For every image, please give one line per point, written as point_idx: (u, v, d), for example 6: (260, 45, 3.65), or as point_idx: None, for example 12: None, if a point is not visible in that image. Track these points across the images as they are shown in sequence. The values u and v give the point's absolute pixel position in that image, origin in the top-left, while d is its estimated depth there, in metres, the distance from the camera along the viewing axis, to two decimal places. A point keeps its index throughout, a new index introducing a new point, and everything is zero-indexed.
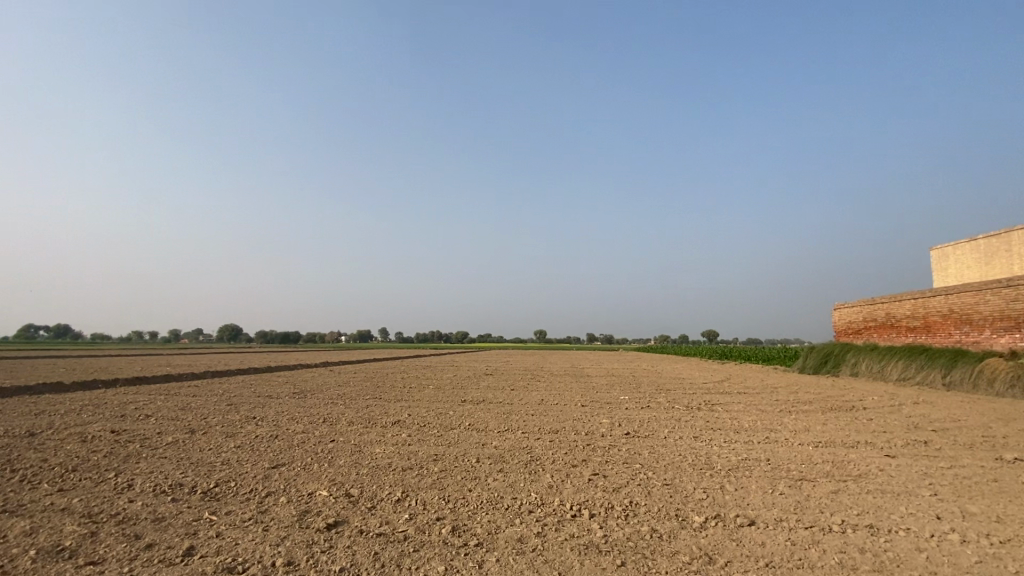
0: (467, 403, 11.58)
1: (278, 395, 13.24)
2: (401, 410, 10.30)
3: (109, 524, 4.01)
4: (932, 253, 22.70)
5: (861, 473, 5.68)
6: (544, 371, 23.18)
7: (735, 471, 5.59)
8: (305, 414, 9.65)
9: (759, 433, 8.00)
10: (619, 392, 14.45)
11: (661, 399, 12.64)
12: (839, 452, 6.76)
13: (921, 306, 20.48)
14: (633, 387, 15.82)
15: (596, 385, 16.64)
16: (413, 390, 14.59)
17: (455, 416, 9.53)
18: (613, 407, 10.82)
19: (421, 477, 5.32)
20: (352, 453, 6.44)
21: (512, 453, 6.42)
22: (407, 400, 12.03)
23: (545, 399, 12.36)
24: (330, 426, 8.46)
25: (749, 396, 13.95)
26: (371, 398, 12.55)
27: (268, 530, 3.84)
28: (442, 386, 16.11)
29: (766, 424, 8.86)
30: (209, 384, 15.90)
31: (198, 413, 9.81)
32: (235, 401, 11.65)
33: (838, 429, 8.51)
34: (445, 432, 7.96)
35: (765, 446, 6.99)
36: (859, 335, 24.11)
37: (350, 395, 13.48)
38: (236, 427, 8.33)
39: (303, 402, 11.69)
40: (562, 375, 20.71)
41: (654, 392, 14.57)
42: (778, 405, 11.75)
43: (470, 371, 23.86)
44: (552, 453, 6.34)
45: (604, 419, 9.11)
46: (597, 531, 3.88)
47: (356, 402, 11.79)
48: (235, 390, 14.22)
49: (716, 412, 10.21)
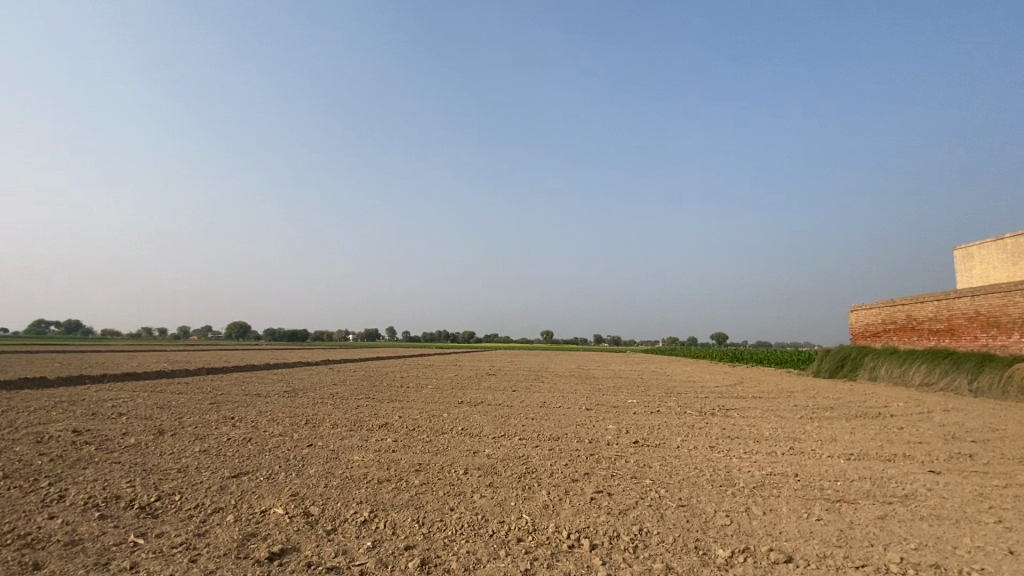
0: (464, 405, 10.87)
1: (267, 393, 12.63)
2: (392, 412, 9.62)
3: (11, 547, 3.33)
4: (955, 253, 21.68)
5: (907, 493, 4.88)
6: (548, 372, 22.47)
7: (761, 489, 4.82)
8: (288, 415, 8.99)
9: (782, 443, 7.21)
10: (626, 395, 13.71)
11: (671, 403, 11.87)
12: (875, 466, 5.95)
13: (944, 308, 19.51)
14: (641, 390, 15.05)
15: (603, 387, 15.87)
16: (409, 391, 13.90)
17: (449, 420, 8.83)
18: (620, 411, 10.07)
19: (397, 492, 4.61)
20: (327, 461, 5.75)
21: (506, 463, 5.69)
22: (401, 401, 11.35)
23: (547, 402, 11.65)
24: (311, 428, 7.79)
25: (765, 400, 13.13)
26: (364, 398, 11.89)
27: (196, 561, 3.15)
28: (442, 386, 15.43)
29: (788, 433, 8.06)
30: (200, 381, 15.32)
31: (175, 412, 9.22)
32: (219, 400, 11.02)
33: (869, 439, 7.69)
34: (435, 437, 7.24)
35: (791, 459, 6.21)
36: (878, 338, 23.10)
37: (343, 394, 12.84)
38: (210, 428, 7.69)
39: (290, 402, 11.04)
40: (566, 377, 19.93)
41: (663, 396, 13.78)
42: (798, 411, 10.92)
43: (472, 370, 23.20)
44: (550, 464, 5.61)
45: (610, 425, 8.36)
46: (599, 568, 3.15)
47: (346, 402, 11.12)
48: (225, 388, 13.62)
49: (732, 419, 9.42)
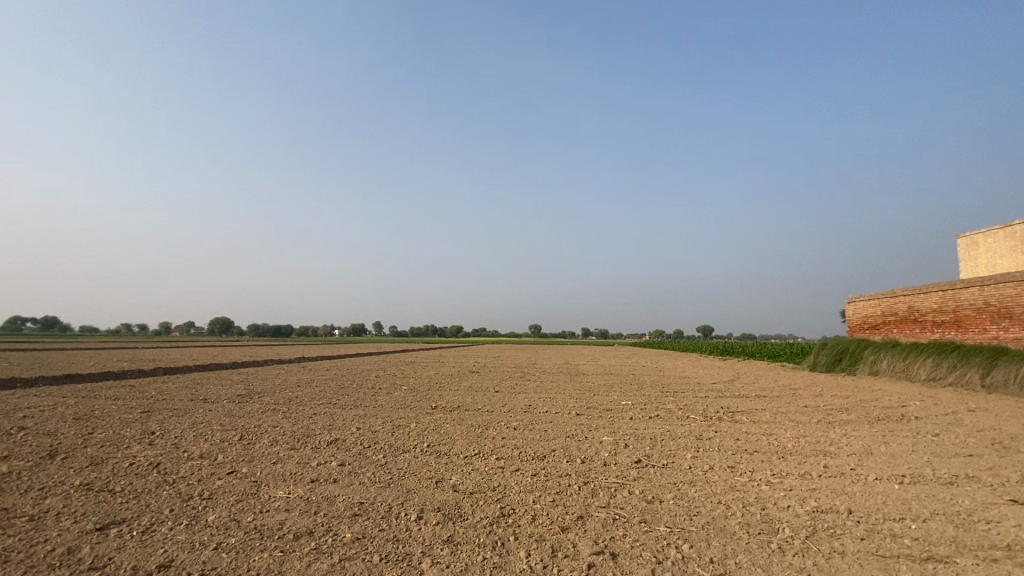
0: (436, 411, 9.52)
1: (216, 398, 11.19)
2: (352, 422, 8.23)
3: None
4: (959, 241, 20.78)
5: (1007, 542, 3.65)
6: (535, 369, 21.25)
7: (816, 541, 3.55)
8: (224, 428, 7.56)
9: (814, 460, 5.97)
10: (620, 395, 12.45)
11: (670, 405, 10.66)
12: (941, 495, 4.73)
13: (950, 299, 18.58)
14: (635, 389, 13.83)
15: (593, 386, 14.64)
16: (379, 393, 12.52)
17: (416, 431, 7.48)
18: (615, 417, 8.81)
19: (314, 559, 3.25)
20: (237, 502, 4.34)
21: (475, 501, 4.37)
22: (364, 407, 9.94)
23: (533, 405, 10.37)
24: (242, 448, 6.37)
25: (771, 400, 11.96)
26: (323, 403, 10.47)
27: None
28: (417, 387, 14.04)
29: (815, 445, 6.83)
30: (147, 383, 13.77)
31: (87, 427, 7.72)
32: (153, 408, 9.51)
33: (912, 453, 6.50)
34: (393, 458, 5.88)
35: (835, 486, 4.96)
36: (878, 331, 22.18)
37: (304, 398, 11.41)
38: (115, 450, 6.24)
39: (236, 410, 9.60)
40: (553, 374, 18.67)
41: (659, 396, 12.58)
42: (812, 414, 9.73)
43: (455, 367, 21.77)
44: (533, 502, 4.29)
45: (604, 437, 7.07)
46: None
47: (300, 409, 9.69)
48: (170, 392, 12.10)
49: (742, 426, 8.21)
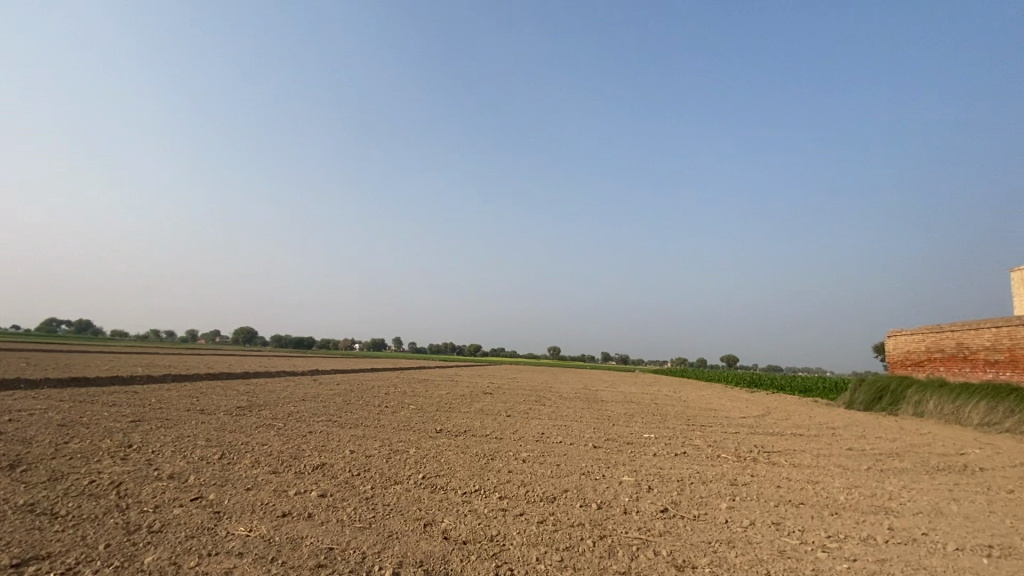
0: (441, 435, 8.78)
1: (213, 409, 10.68)
2: (347, 444, 7.56)
3: None
4: (1012, 275, 19.39)
5: None
6: (551, 393, 20.33)
7: None
8: (207, 444, 6.94)
9: (875, 521, 5.03)
10: (641, 426, 11.51)
11: (698, 441, 9.71)
12: None
13: (1004, 336, 17.19)
14: (658, 421, 12.86)
15: (613, 414, 13.69)
16: (384, 412, 11.84)
17: (414, 459, 6.75)
18: (637, 453, 7.94)
19: None
20: (187, 539, 3.67)
21: (466, 555, 3.61)
22: (364, 427, 9.26)
23: (546, 433, 9.56)
24: (218, 469, 5.72)
25: (810, 440, 10.88)
26: (322, 421, 9.83)
27: None
28: (426, 406, 13.34)
29: (872, 499, 5.87)
30: (149, 390, 13.36)
31: (66, 435, 7.20)
32: (144, 418, 8.98)
33: (991, 516, 5.50)
34: (382, 491, 5.16)
35: (908, 558, 4.06)
36: (922, 368, 20.65)
37: (305, 414, 10.80)
38: (80, 464, 5.65)
39: (230, 423, 9.01)
40: (570, 399, 17.74)
41: (685, 429, 11.61)
42: (860, 460, 8.67)
43: (469, 388, 20.99)
44: (537, 562, 3.51)
45: (624, 477, 6.23)
46: None
47: (297, 426, 9.07)
48: (169, 401, 11.63)
49: (782, 471, 7.25)
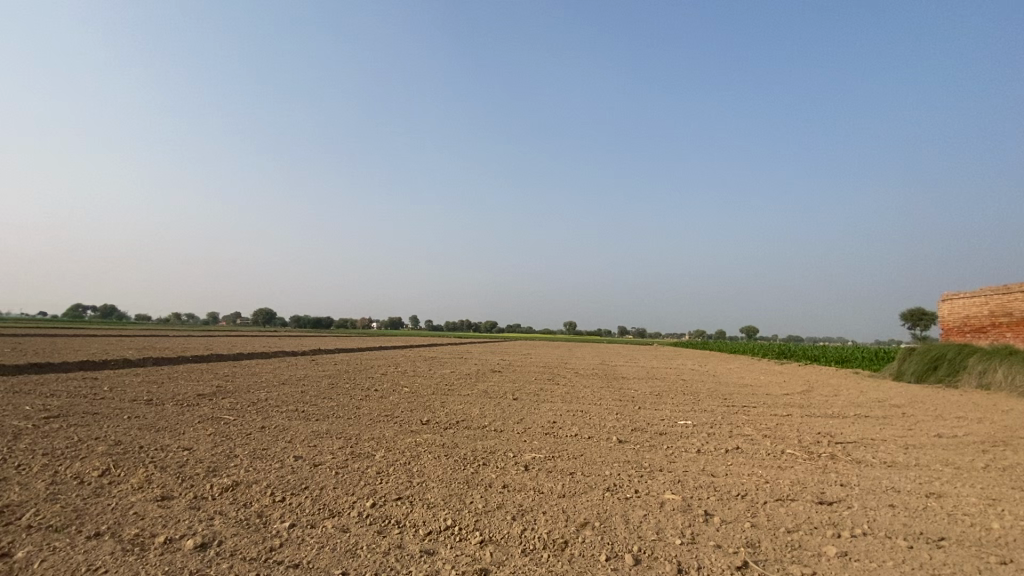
0: (425, 428, 7.01)
1: (164, 399, 9.06)
2: (296, 446, 5.79)
3: None
4: None
5: None
6: (565, 370, 18.49)
7: None
8: (103, 453, 5.21)
9: None
10: (675, 410, 9.62)
11: (749, 430, 7.77)
12: None
13: None
14: (692, 402, 10.95)
15: (636, 395, 11.84)
16: (369, 398, 10.10)
17: (376, 469, 4.96)
18: (678, 452, 6.04)
19: None
20: None
21: None
22: (333, 419, 7.51)
23: (558, 422, 7.72)
24: (81, 496, 3.97)
25: (883, 424, 8.92)
26: (285, 411, 8.10)
27: None
28: (421, 390, 11.57)
29: None
30: (109, 377, 11.86)
31: None
32: (63, 414, 7.29)
33: None
34: (299, 536, 3.36)
35: None
36: (984, 335, 18.40)
37: (272, 403, 9.08)
38: None
39: (168, 418, 7.33)
40: (587, 377, 15.92)
41: (726, 413, 9.71)
42: (966, 454, 6.71)
43: (477, 366, 19.29)
44: None
45: (667, 497, 4.34)
46: None
47: (250, 420, 7.36)
48: (119, 390, 9.98)
49: (878, 476, 5.33)
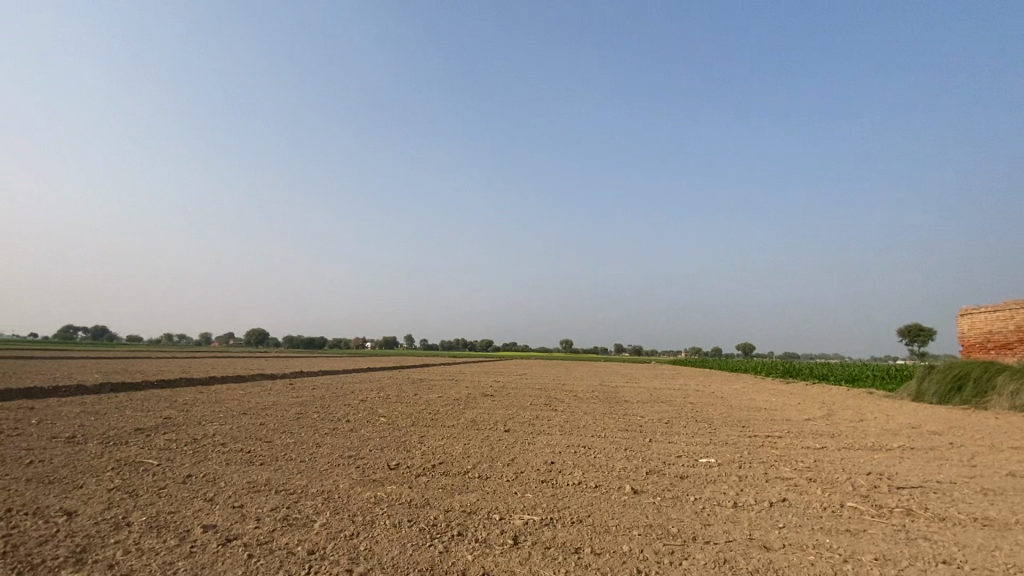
0: (391, 476, 5.62)
1: (90, 436, 7.66)
2: (213, 509, 4.40)
3: None
4: None
5: None
6: (564, 393, 17.13)
7: None
8: None
9: None
10: (692, 444, 8.25)
11: (787, 472, 6.42)
12: None
13: None
14: (710, 432, 9.56)
15: (644, 423, 10.45)
16: (337, 431, 8.71)
17: (305, 548, 3.59)
18: (711, 509, 4.68)
19: None
20: None
21: None
22: (281, 464, 6.12)
23: (556, 464, 6.34)
24: None
25: (939, 460, 7.57)
26: (227, 452, 6.70)
27: None
28: (401, 421, 10.16)
29: None
30: (47, 408, 10.41)
31: None
32: None
33: None
34: None
35: None
36: (1011, 352, 17.20)
37: (218, 440, 7.68)
38: None
39: (76, 464, 5.94)
40: (586, 401, 14.50)
41: (751, 446, 8.34)
42: None
43: (469, 390, 17.85)
44: None
45: None
46: None
47: (176, 465, 5.96)
48: (44, 424, 8.57)
49: (985, 546, 3.98)
